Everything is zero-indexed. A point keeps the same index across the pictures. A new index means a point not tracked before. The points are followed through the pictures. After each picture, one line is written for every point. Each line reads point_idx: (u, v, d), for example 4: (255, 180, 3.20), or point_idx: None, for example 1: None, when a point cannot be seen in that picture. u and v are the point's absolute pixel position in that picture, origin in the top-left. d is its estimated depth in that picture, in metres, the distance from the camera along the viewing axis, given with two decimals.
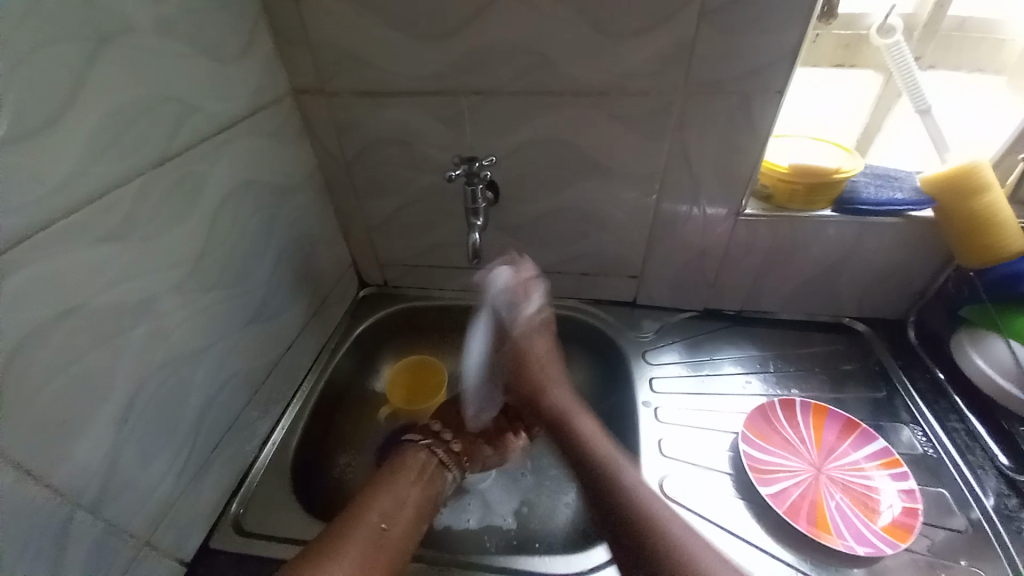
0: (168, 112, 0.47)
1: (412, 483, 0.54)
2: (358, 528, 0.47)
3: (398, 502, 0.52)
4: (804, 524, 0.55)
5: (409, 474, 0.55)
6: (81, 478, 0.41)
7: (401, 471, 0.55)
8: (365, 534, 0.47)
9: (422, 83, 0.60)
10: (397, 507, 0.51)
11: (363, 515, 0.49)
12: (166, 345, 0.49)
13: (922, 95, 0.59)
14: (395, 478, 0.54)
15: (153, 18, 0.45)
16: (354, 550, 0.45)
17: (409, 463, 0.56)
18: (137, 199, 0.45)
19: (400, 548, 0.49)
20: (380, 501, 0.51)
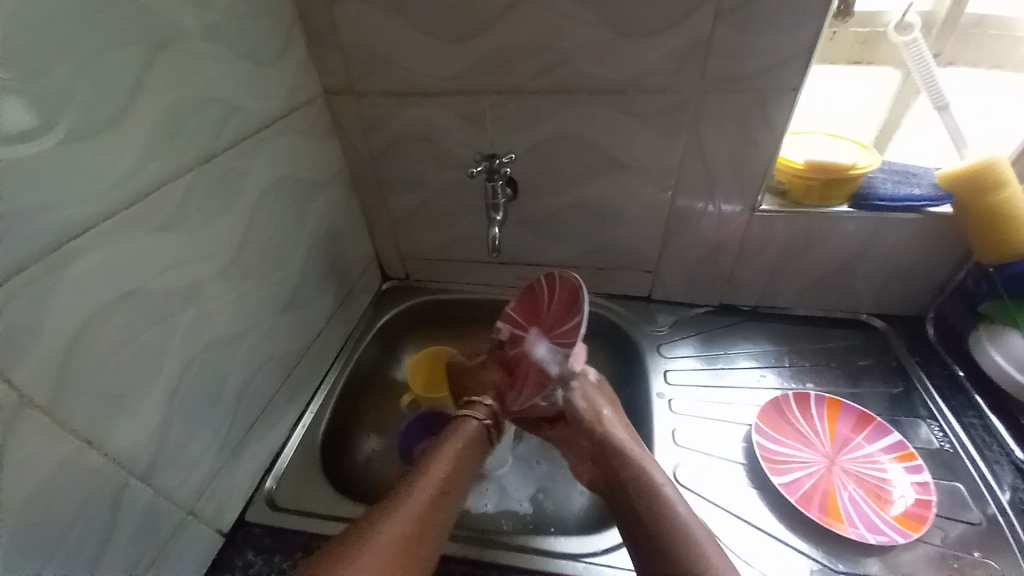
0: (213, 111, 0.50)
1: (461, 454, 0.57)
2: (400, 504, 0.50)
3: (447, 474, 0.54)
4: (816, 512, 0.56)
5: (457, 448, 0.57)
6: (133, 449, 0.45)
7: (450, 444, 0.58)
8: (410, 506, 0.50)
9: (446, 82, 0.62)
10: (443, 481, 0.53)
11: (412, 490, 0.52)
12: (209, 329, 0.52)
13: (941, 91, 0.59)
14: (445, 453, 0.56)
15: (201, 23, 0.48)
16: (397, 523, 0.48)
17: (458, 438, 0.59)
18: (185, 192, 0.48)
19: (445, 518, 0.51)
20: (428, 475, 0.53)
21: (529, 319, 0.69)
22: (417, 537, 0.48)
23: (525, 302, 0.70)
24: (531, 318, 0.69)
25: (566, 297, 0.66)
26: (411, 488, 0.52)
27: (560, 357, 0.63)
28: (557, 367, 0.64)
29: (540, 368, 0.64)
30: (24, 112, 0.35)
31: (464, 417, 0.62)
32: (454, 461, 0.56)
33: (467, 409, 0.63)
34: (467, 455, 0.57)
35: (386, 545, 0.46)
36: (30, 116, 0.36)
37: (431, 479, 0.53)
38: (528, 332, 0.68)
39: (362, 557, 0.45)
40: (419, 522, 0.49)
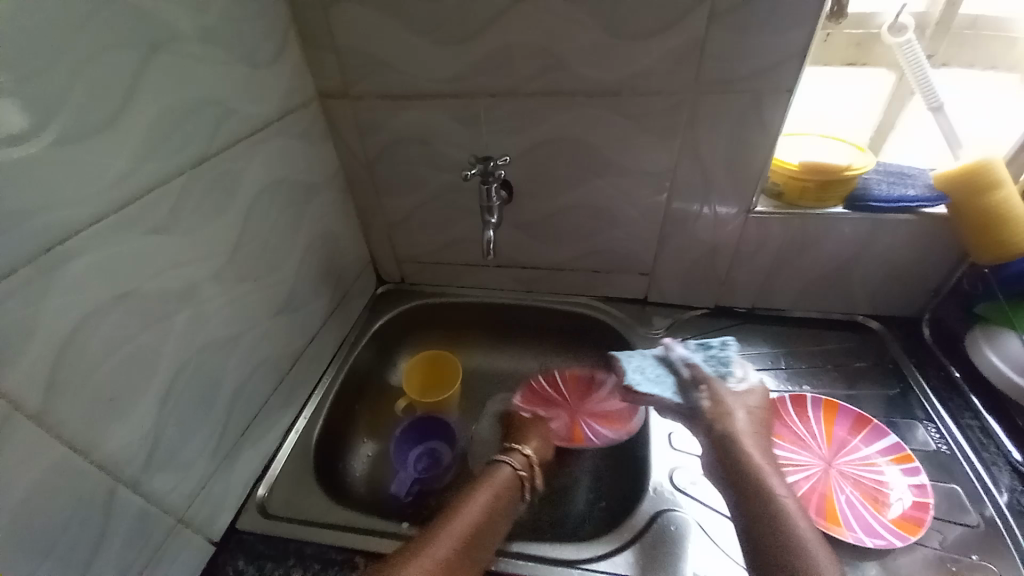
0: (208, 114, 0.50)
1: (496, 499, 0.55)
2: (429, 549, 0.48)
3: (480, 518, 0.52)
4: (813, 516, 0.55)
5: (495, 493, 0.55)
6: (126, 452, 0.44)
7: (489, 486, 0.56)
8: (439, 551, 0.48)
9: (441, 85, 0.62)
10: (478, 523, 0.51)
11: (445, 533, 0.49)
12: (203, 331, 0.52)
13: (935, 92, 0.59)
14: (483, 497, 0.54)
15: (196, 26, 0.48)
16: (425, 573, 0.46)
17: (498, 482, 0.57)
18: (179, 195, 0.48)
19: (469, 570, 0.49)
20: (463, 520, 0.51)
21: (551, 403, 0.75)
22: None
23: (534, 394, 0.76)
24: (553, 398, 0.75)
25: (580, 383, 0.77)
26: (444, 532, 0.50)
27: (601, 410, 0.74)
28: (607, 416, 0.73)
29: (591, 424, 0.73)
30: (18, 114, 0.35)
31: (500, 462, 0.59)
32: (491, 505, 0.54)
33: (502, 455, 0.61)
34: (499, 504, 0.55)
35: None
36: (24, 118, 0.35)
37: (465, 524, 0.51)
38: (557, 416, 0.73)
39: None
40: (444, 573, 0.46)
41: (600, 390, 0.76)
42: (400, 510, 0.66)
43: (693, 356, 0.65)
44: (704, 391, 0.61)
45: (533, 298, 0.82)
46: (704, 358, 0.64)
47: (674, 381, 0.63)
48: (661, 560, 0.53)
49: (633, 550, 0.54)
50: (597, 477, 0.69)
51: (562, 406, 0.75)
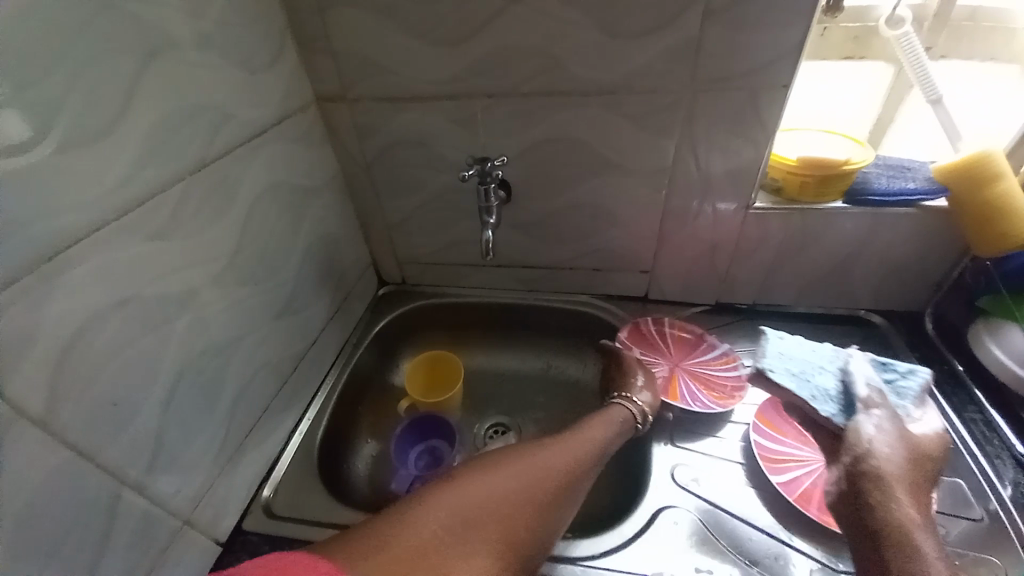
0: (206, 120, 0.51)
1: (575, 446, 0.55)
2: (491, 480, 0.48)
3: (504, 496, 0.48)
4: (816, 511, 0.55)
5: (576, 439, 0.55)
6: (130, 456, 0.45)
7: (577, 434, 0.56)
8: (501, 482, 0.48)
9: (438, 87, 0.62)
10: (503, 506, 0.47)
11: (516, 469, 0.50)
12: (205, 336, 0.52)
13: (934, 85, 0.59)
14: (561, 443, 0.54)
15: (193, 33, 0.49)
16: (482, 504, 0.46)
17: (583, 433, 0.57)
18: (179, 201, 0.48)
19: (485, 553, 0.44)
20: (538, 461, 0.51)
21: (653, 351, 0.74)
22: (500, 523, 0.46)
23: (637, 337, 0.76)
24: (659, 352, 0.74)
25: (687, 341, 0.75)
26: (512, 464, 0.50)
27: (705, 375, 0.70)
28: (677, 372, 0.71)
29: (695, 383, 0.69)
30: (19, 124, 0.36)
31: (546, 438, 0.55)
32: (573, 453, 0.54)
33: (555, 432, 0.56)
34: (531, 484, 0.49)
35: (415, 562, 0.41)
36: (26, 127, 0.36)
37: (538, 465, 0.51)
38: (659, 363, 0.72)
39: (434, 531, 0.43)
40: (502, 507, 0.47)
41: (709, 353, 0.73)
42: None
43: (870, 376, 0.57)
44: (873, 417, 0.53)
45: (534, 298, 0.82)
46: (881, 381, 0.57)
47: (838, 394, 0.57)
48: (666, 554, 0.54)
49: (634, 548, 0.55)
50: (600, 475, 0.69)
51: (665, 359, 0.73)
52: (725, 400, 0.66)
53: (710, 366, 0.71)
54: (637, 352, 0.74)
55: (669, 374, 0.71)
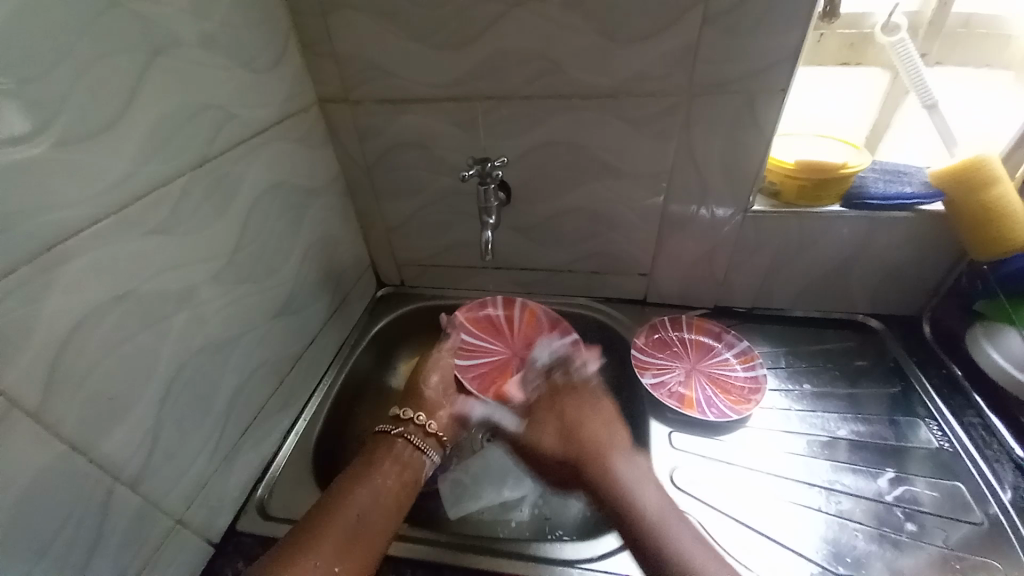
0: (208, 118, 0.51)
1: (405, 461, 0.58)
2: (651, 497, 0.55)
3: (370, 504, 0.53)
4: (675, 402, 0.67)
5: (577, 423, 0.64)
6: (124, 453, 0.45)
7: (371, 477, 0.55)
8: (330, 555, 0.48)
9: (439, 90, 0.63)
10: (366, 513, 0.52)
11: (325, 537, 0.49)
12: (203, 333, 0.52)
13: (929, 91, 0.60)
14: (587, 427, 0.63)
15: (196, 33, 0.49)
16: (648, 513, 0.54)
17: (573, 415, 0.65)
18: (179, 197, 0.49)
19: (366, 548, 0.50)
20: (341, 515, 0.51)
21: (495, 336, 0.79)
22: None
23: (655, 339, 0.75)
24: (673, 353, 0.74)
25: (705, 338, 0.75)
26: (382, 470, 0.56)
27: (721, 378, 0.70)
28: (696, 373, 0.71)
29: (712, 386, 0.70)
30: (18, 118, 0.36)
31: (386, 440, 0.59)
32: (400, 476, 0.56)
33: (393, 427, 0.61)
34: (390, 484, 0.55)
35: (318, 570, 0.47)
36: (26, 120, 0.36)
37: (370, 518, 0.52)
38: (677, 366, 0.72)
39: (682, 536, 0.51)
40: (360, 556, 0.49)
41: (729, 351, 0.73)
42: None
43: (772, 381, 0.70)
44: (758, 374, 0.70)
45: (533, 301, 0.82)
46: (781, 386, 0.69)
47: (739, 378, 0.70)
48: None
49: None
50: None
51: (681, 360, 0.73)
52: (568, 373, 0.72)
53: (729, 365, 0.72)
54: (654, 360, 0.73)
55: (686, 374, 0.72)
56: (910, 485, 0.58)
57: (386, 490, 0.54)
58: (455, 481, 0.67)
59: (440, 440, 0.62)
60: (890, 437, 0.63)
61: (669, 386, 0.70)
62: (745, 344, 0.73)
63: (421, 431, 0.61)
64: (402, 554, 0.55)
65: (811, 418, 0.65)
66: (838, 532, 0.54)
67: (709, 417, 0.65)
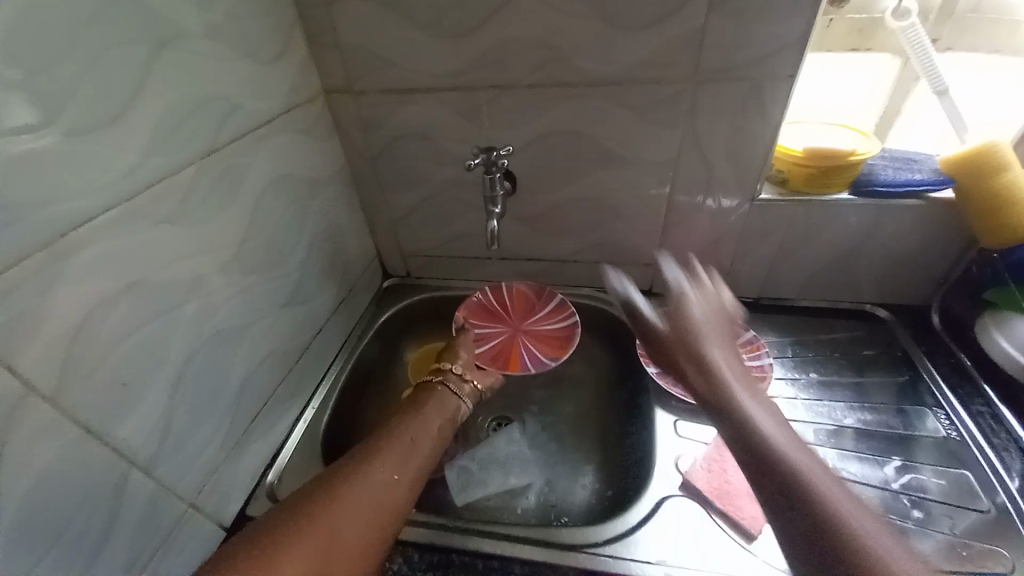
0: (214, 109, 0.51)
1: (448, 402, 0.61)
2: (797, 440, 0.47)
3: (422, 430, 0.56)
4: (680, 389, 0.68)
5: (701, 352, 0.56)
6: (137, 439, 0.46)
7: (419, 415, 0.58)
8: (395, 466, 0.51)
9: (443, 79, 0.63)
10: (421, 436, 0.55)
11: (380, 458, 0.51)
12: (212, 322, 0.53)
13: (940, 76, 0.59)
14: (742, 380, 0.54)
15: (201, 23, 0.49)
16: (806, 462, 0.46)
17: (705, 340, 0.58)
18: (187, 187, 0.49)
19: (422, 468, 0.53)
20: (399, 437, 0.54)
21: (494, 319, 0.79)
22: (392, 507, 0.48)
23: None
24: None
25: None
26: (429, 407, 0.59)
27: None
28: None
29: None
30: (29, 107, 0.36)
31: (435, 384, 0.63)
32: (444, 412, 0.60)
33: (439, 375, 0.64)
34: (436, 418, 0.58)
35: (385, 476, 0.49)
36: (38, 109, 0.37)
37: (424, 444, 0.55)
38: None
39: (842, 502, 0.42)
40: (410, 480, 0.51)
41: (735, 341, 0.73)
42: None
43: (778, 370, 0.70)
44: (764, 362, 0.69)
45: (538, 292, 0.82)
46: (789, 376, 0.69)
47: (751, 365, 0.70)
48: (670, 539, 0.54)
49: (642, 533, 0.55)
50: (603, 467, 0.69)
51: None
52: (557, 352, 0.74)
53: None
54: None
55: None
56: (917, 473, 0.58)
57: (434, 423, 0.58)
58: (462, 468, 0.68)
59: (477, 390, 0.65)
60: (897, 426, 0.63)
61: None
62: (751, 334, 0.73)
63: (458, 378, 0.64)
64: (410, 538, 0.55)
65: (817, 407, 0.65)
66: None
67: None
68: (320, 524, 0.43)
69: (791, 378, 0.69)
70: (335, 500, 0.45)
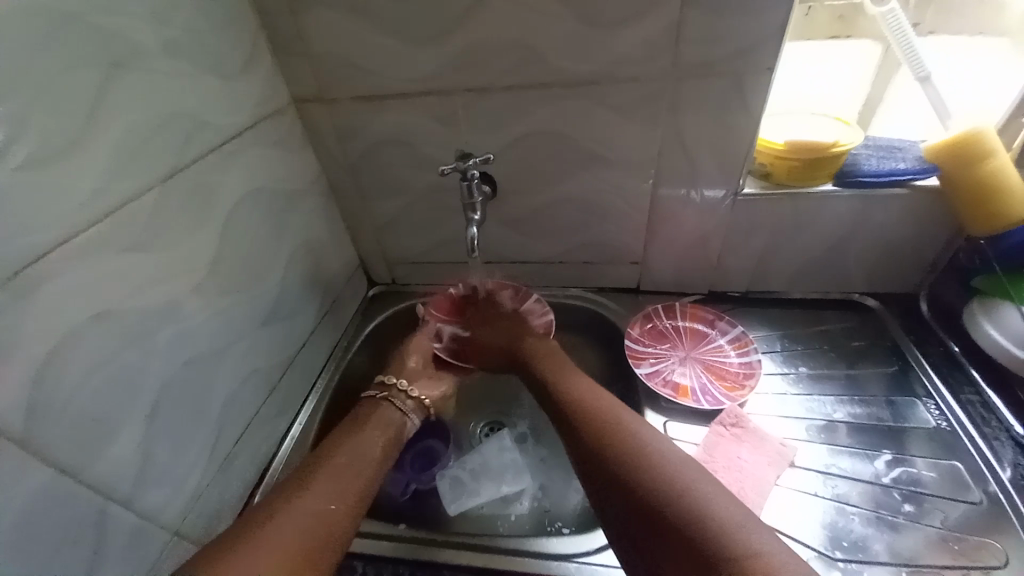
0: (177, 128, 0.50)
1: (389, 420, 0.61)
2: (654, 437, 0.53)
3: (354, 450, 0.56)
4: (669, 390, 0.67)
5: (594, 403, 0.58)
6: (115, 473, 0.45)
7: (357, 435, 0.58)
8: (324, 494, 0.50)
9: (416, 84, 0.61)
10: (352, 458, 0.55)
11: (314, 483, 0.51)
12: (189, 346, 0.52)
13: (922, 62, 0.58)
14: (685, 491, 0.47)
15: (158, 40, 0.48)
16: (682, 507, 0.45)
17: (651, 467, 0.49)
18: (154, 211, 0.48)
19: (360, 489, 0.53)
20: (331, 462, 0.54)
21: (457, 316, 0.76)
22: (325, 532, 0.48)
23: (651, 329, 0.75)
24: (667, 341, 0.73)
25: (699, 324, 0.75)
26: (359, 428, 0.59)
27: (717, 365, 0.70)
28: (692, 362, 0.71)
29: (707, 375, 0.69)
30: None
31: (379, 403, 0.63)
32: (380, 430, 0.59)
33: (383, 393, 0.64)
34: (376, 435, 0.59)
35: (315, 505, 0.49)
36: None
37: (358, 464, 0.54)
38: (672, 354, 0.72)
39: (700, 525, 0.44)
40: (353, 496, 0.52)
41: (723, 337, 0.73)
42: (400, 513, 0.66)
43: (768, 366, 0.69)
44: (753, 359, 0.69)
45: None
46: (780, 372, 0.69)
47: (742, 362, 0.69)
48: None
49: None
50: None
51: (677, 349, 0.72)
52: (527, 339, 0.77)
53: (723, 352, 0.71)
54: (650, 350, 0.72)
55: (683, 363, 0.71)
56: (909, 466, 0.58)
57: (370, 439, 0.58)
58: (453, 478, 0.67)
59: (423, 404, 0.65)
60: (888, 418, 0.62)
61: (664, 375, 0.70)
62: (740, 329, 0.73)
63: (404, 395, 0.64)
64: (388, 555, 0.55)
65: (807, 401, 0.65)
66: (837, 517, 0.54)
67: (704, 405, 0.65)
68: (249, 556, 0.44)
69: (780, 374, 0.68)
70: (266, 536, 0.45)
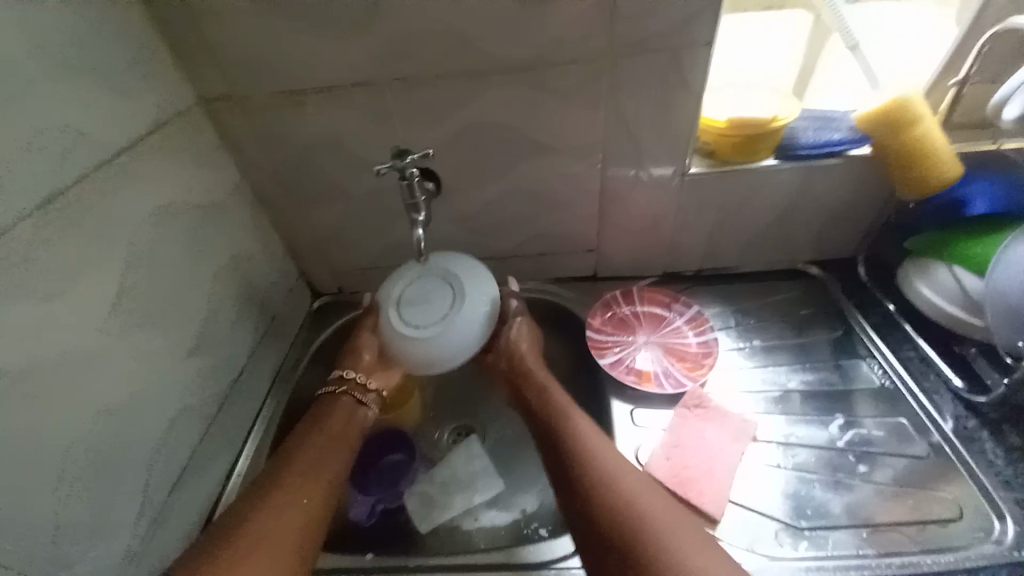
0: (51, 143, 0.42)
1: (343, 427, 0.58)
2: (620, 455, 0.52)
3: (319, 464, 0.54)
4: (632, 377, 0.67)
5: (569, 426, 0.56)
6: (19, 552, 0.39)
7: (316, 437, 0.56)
8: (288, 521, 0.48)
9: (339, 76, 0.56)
10: (315, 472, 0.53)
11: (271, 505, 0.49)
12: (97, 393, 0.45)
13: (850, 31, 0.61)
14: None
15: (13, 39, 0.40)
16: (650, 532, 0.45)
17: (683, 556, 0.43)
18: (32, 244, 0.40)
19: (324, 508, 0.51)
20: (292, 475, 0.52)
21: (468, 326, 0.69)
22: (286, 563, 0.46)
23: (613, 318, 0.73)
24: (626, 327, 0.73)
25: (656, 307, 0.74)
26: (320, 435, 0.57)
27: (677, 347, 0.70)
28: (652, 346, 0.71)
29: (669, 358, 0.69)
30: None
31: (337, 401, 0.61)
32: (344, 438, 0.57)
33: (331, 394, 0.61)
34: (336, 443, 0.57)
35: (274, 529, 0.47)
36: None
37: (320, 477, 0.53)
38: (633, 338, 0.72)
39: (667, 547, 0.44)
40: (316, 511, 0.50)
41: (681, 318, 0.72)
42: (367, 537, 0.62)
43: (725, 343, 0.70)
44: (708, 339, 0.70)
45: None
46: (735, 347, 0.70)
47: (699, 342, 0.70)
48: None
49: None
50: None
51: (636, 334, 0.72)
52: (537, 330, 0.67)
53: (682, 334, 0.71)
54: (612, 338, 0.71)
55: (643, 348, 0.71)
56: (859, 427, 0.60)
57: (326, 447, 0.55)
58: (421, 495, 0.64)
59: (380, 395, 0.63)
60: (837, 381, 0.64)
61: (626, 362, 0.69)
62: (697, 308, 0.73)
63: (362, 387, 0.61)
64: None
65: (765, 373, 0.66)
66: (798, 486, 0.56)
67: (667, 389, 0.65)
68: None
69: (737, 349, 0.69)
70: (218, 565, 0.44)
